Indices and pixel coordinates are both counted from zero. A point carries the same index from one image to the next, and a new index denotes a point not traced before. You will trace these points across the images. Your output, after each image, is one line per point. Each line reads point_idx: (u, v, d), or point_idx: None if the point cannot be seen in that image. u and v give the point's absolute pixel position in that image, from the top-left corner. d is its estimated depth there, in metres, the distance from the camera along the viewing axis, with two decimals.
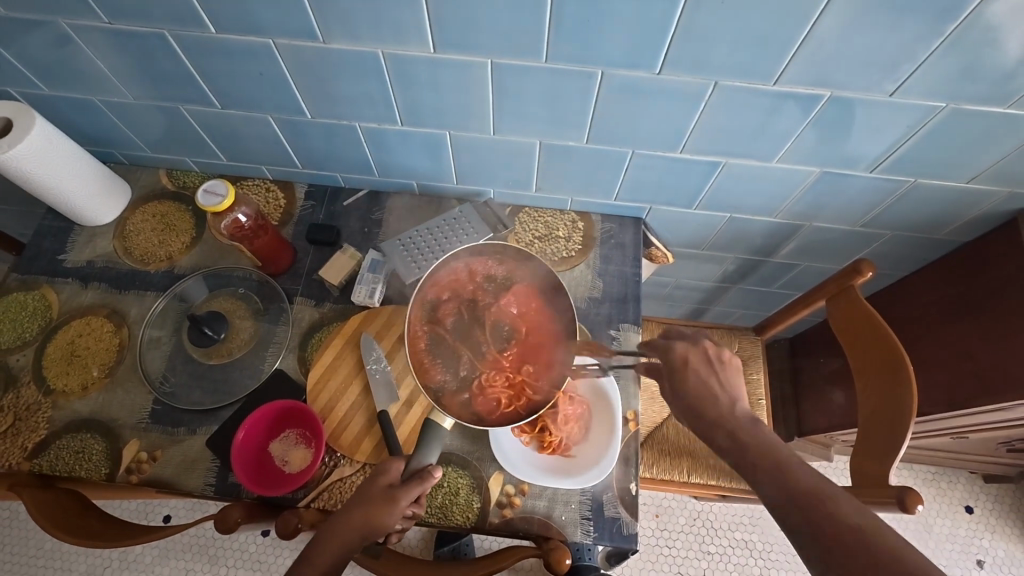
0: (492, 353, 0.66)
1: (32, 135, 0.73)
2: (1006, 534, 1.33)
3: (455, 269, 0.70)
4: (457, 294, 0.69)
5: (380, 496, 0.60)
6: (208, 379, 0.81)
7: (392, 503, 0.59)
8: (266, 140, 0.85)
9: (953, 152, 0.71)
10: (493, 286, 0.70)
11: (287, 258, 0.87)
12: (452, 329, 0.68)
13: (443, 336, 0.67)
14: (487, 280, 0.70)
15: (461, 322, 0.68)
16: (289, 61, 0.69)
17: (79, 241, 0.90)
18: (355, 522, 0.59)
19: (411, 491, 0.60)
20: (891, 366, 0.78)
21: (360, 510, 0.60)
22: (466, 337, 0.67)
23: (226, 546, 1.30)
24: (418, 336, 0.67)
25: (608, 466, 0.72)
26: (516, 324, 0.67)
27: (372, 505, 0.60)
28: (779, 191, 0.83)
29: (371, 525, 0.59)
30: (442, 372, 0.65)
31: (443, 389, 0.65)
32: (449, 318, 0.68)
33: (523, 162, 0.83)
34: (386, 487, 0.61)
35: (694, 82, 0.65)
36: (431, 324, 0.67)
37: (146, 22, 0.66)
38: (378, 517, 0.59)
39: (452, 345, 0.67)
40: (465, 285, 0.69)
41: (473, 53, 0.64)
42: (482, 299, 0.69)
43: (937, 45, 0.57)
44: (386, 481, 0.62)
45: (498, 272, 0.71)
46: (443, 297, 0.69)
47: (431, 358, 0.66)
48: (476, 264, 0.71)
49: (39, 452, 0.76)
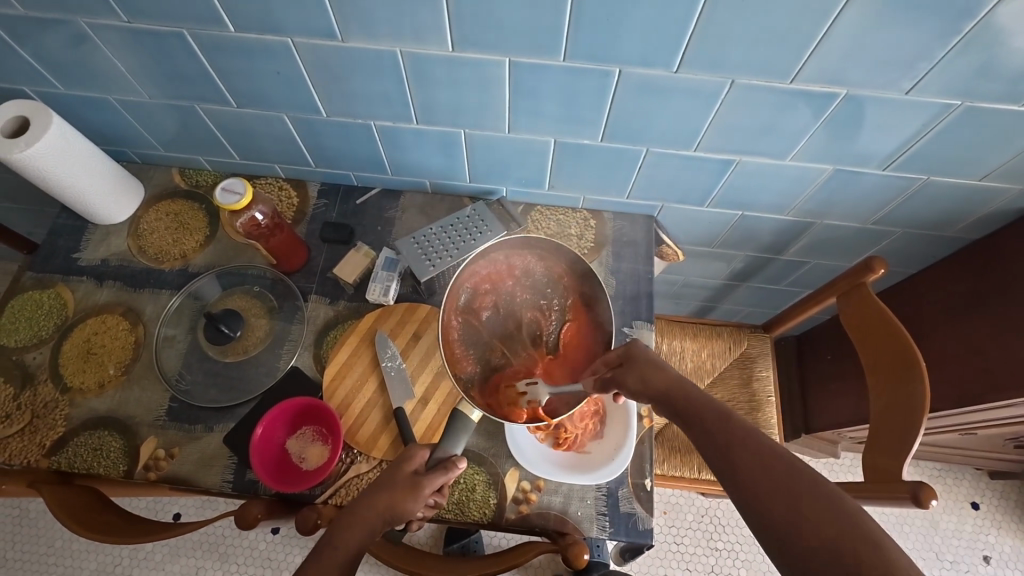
0: (528, 351, 0.69)
1: (49, 134, 0.73)
2: (1011, 530, 1.34)
3: (494, 262, 0.70)
4: (495, 288, 0.71)
5: (404, 484, 0.61)
6: (224, 377, 0.81)
7: (416, 491, 0.61)
8: (279, 138, 0.85)
9: (967, 150, 0.72)
10: (523, 282, 0.71)
11: (302, 256, 0.87)
12: (485, 322, 0.70)
13: (474, 329, 0.69)
14: (524, 275, 0.70)
15: (495, 317, 0.70)
16: (306, 59, 0.69)
17: (94, 239, 0.90)
18: (380, 506, 0.60)
19: (435, 479, 0.62)
20: (905, 360, 0.78)
21: (385, 495, 0.61)
22: (498, 333, 0.70)
23: (237, 544, 1.30)
24: (451, 325, 0.68)
25: (622, 463, 0.72)
26: (541, 322, 0.70)
27: (397, 492, 0.61)
28: (792, 188, 0.83)
29: (395, 510, 0.60)
30: (473, 363, 0.67)
31: (473, 381, 0.67)
32: (484, 311, 0.70)
33: (537, 159, 0.83)
34: (410, 475, 0.63)
35: (710, 81, 0.65)
36: (466, 314, 0.69)
37: (165, 22, 0.66)
38: (401, 503, 0.60)
39: (485, 339, 0.69)
40: (498, 279, 0.70)
41: (491, 52, 0.65)
42: (520, 295, 0.71)
43: (954, 43, 0.58)
44: (411, 468, 0.63)
45: (534, 267, 0.70)
46: (480, 289, 0.70)
47: (462, 349, 0.67)
48: (514, 257, 0.70)
49: (56, 450, 0.76)
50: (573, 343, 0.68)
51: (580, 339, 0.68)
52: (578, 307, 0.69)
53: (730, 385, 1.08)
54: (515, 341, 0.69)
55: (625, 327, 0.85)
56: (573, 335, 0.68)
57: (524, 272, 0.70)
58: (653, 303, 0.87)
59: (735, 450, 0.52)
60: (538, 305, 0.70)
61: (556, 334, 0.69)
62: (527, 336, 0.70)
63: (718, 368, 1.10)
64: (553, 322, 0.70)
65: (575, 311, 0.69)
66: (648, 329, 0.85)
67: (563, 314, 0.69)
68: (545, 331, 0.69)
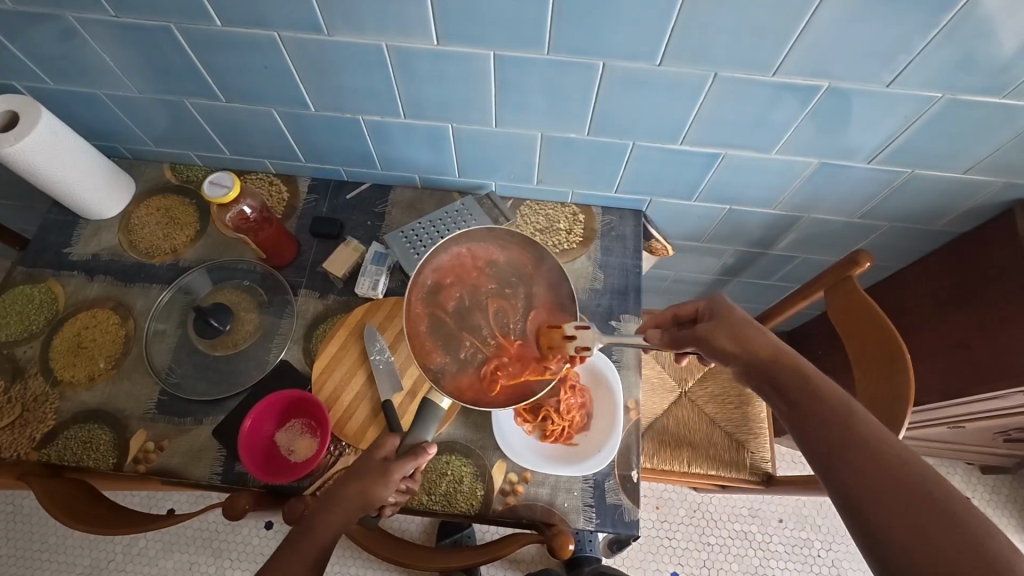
0: (497, 339, 0.68)
1: (38, 128, 0.73)
2: (1002, 524, 1.34)
3: (457, 254, 0.70)
4: (460, 279, 0.70)
5: (375, 470, 0.62)
6: (214, 371, 0.81)
7: (386, 477, 0.61)
8: (269, 133, 0.86)
9: (950, 143, 0.72)
10: (494, 271, 0.71)
11: (291, 250, 0.88)
12: (452, 313, 0.69)
13: (441, 321, 0.68)
14: (489, 266, 0.71)
15: (461, 307, 0.69)
16: (293, 53, 0.69)
17: (85, 233, 0.90)
18: (352, 495, 0.60)
19: (405, 464, 0.63)
20: (889, 356, 0.79)
21: (356, 483, 0.61)
22: (465, 323, 0.69)
23: (230, 539, 1.31)
24: (417, 318, 0.68)
25: (597, 466, 0.72)
26: (508, 312, 0.69)
27: (368, 478, 0.61)
28: (778, 182, 0.84)
29: (367, 497, 0.60)
30: (442, 355, 0.67)
31: (443, 372, 0.67)
32: (450, 301, 0.69)
33: (525, 154, 0.84)
34: (381, 461, 0.63)
35: (693, 73, 0.65)
36: (431, 306, 0.69)
37: (152, 16, 0.67)
38: (372, 490, 0.60)
39: (453, 330, 0.69)
40: (464, 270, 0.70)
41: (475, 45, 0.65)
42: (485, 286, 0.70)
43: (933, 36, 0.58)
44: (382, 455, 0.64)
45: (498, 258, 0.71)
46: (445, 282, 0.70)
47: (431, 342, 0.68)
48: (479, 249, 0.70)
49: (47, 443, 0.77)
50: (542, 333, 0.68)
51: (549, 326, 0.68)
52: (544, 293, 0.70)
53: (720, 380, 1.09)
54: (483, 331, 0.68)
55: (612, 321, 0.86)
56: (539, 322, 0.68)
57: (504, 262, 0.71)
58: (640, 298, 0.87)
59: (819, 427, 0.50)
60: (504, 295, 0.70)
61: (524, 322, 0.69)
62: (495, 327, 0.69)
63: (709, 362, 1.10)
64: (519, 312, 0.69)
65: (541, 300, 0.69)
66: (633, 323, 0.85)
67: (530, 303, 0.70)
68: (512, 321, 0.69)
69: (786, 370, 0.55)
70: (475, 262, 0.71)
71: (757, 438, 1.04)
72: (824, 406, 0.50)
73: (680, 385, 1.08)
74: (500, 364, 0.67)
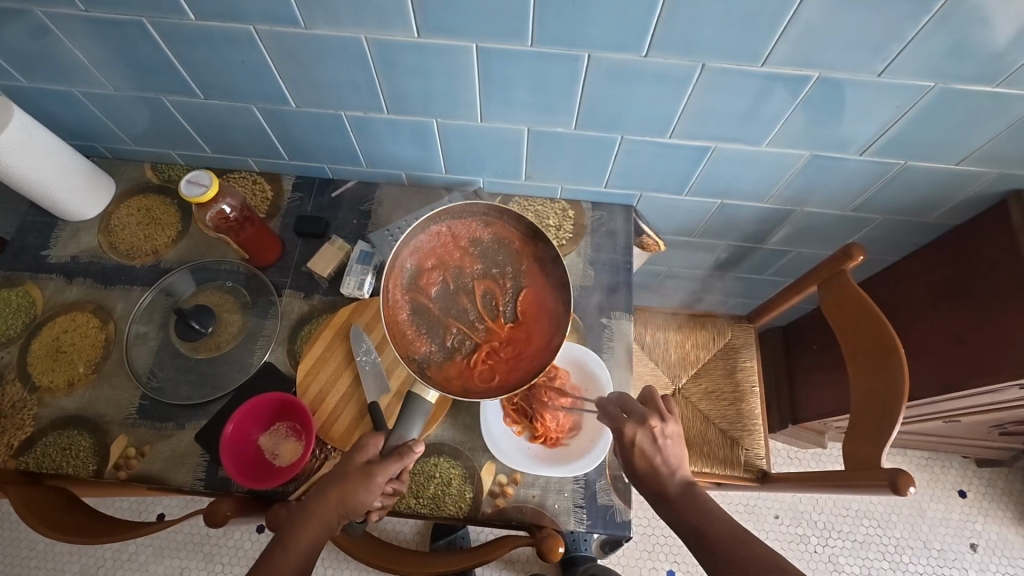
0: (486, 323, 0.68)
1: (9, 128, 0.72)
2: (999, 517, 1.34)
3: (436, 234, 0.70)
4: (443, 262, 0.70)
5: (357, 472, 0.61)
6: (196, 374, 0.80)
7: (368, 480, 0.60)
8: (250, 130, 0.84)
9: (944, 133, 0.71)
10: (478, 251, 0.71)
11: (275, 250, 0.86)
12: (435, 299, 0.69)
13: (424, 307, 0.68)
14: (473, 245, 0.71)
15: (446, 291, 0.69)
16: (271, 47, 0.68)
17: (63, 236, 0.88)
18: (331, 501, 0.61)
19: (389, 467, 0.61)
20: (884, 352, 0.78)
21: (337, 486, 0.61)
22: (451, 309, 0.69)
23: (221, 544, 1.29)
24: (399, 306, 0.68)
25: (586, 468, 0.71)
26: (496, 294, 0.69)
27: (350, 482, 0.61)
28: (770, 175, 0.82)
29: (347, 502, 0.60)
30: (429, 344, 0.67)
31: (429, 360, 0.66)
32: (434, 286, 0.69)
33: (512, 149, 0.82)
34: (363, 464, 0.62)
35: (681, 64, 0.64)
36: (413, 293, 0.69)
37: (124, 10, 0.65)
38: (353, 494, 0.60)
39: (438, 317, 0.68)
40: (446, 254, 0.70)
41: (456, 37, 0.63)
42: (469, 267, 0.70)
43: (925, 22, 0.57)
44: (364, 457, 0.62)
45: (481, 235, 0.71)
46: (426, 265, 0.70)
47: (413, 330, 0.67)
48: (459, 227, 0.71)
49: (25, 450, 0.75)
50: (530, 316, 0.68)
51: (538, 306, 0.68)
52: (533, 273, 0.70)
53: (714, 376, 1.07)
54: (469, 316, 0.68)
55: (603, 318, 0.84)
56: (527, 306, 0.68)
57: (484, 248, 0.71)
58: (632, 293, 0.86)
59: (694, 519, 0.58)
60: (490, 276, 0.70)
61: (512, 305, 0.69)
62: (481, 310, 0.68)
63: (702, 360, 1.09)
64: (508, 294, 0.69)
65: (528, 287, 0.69)
66: (625, 321, 0.84)
67: (518, 284, 0.69)
68: (500, 304, 0.69)
69: (661, 474, 0.61)
70: (458, 244, 0.71)
71: (751, 435, 1.03)
72: (686, 499, 0.60)
73: (674, 382, 1.07)
74: (490, 348, 0.66)
